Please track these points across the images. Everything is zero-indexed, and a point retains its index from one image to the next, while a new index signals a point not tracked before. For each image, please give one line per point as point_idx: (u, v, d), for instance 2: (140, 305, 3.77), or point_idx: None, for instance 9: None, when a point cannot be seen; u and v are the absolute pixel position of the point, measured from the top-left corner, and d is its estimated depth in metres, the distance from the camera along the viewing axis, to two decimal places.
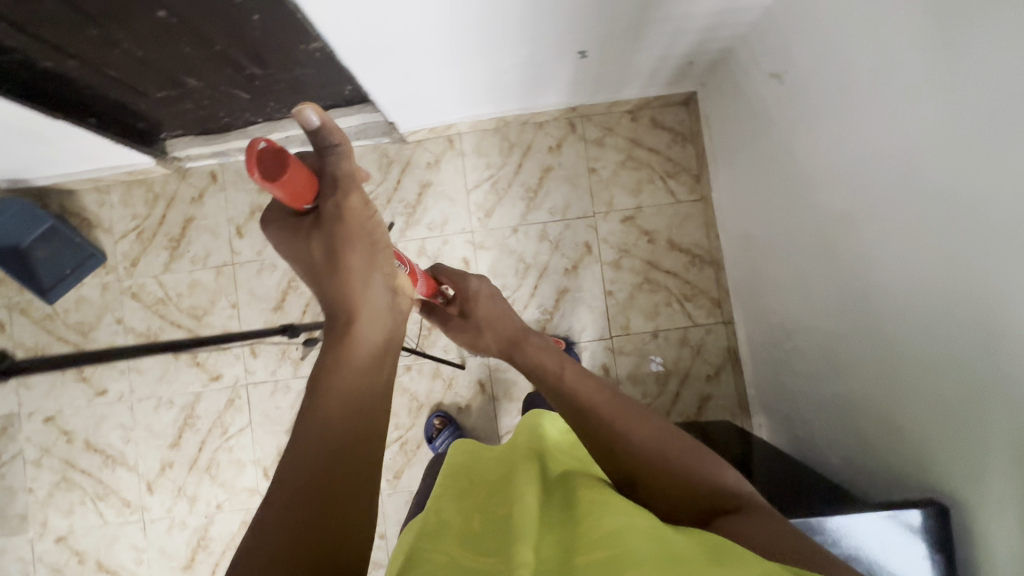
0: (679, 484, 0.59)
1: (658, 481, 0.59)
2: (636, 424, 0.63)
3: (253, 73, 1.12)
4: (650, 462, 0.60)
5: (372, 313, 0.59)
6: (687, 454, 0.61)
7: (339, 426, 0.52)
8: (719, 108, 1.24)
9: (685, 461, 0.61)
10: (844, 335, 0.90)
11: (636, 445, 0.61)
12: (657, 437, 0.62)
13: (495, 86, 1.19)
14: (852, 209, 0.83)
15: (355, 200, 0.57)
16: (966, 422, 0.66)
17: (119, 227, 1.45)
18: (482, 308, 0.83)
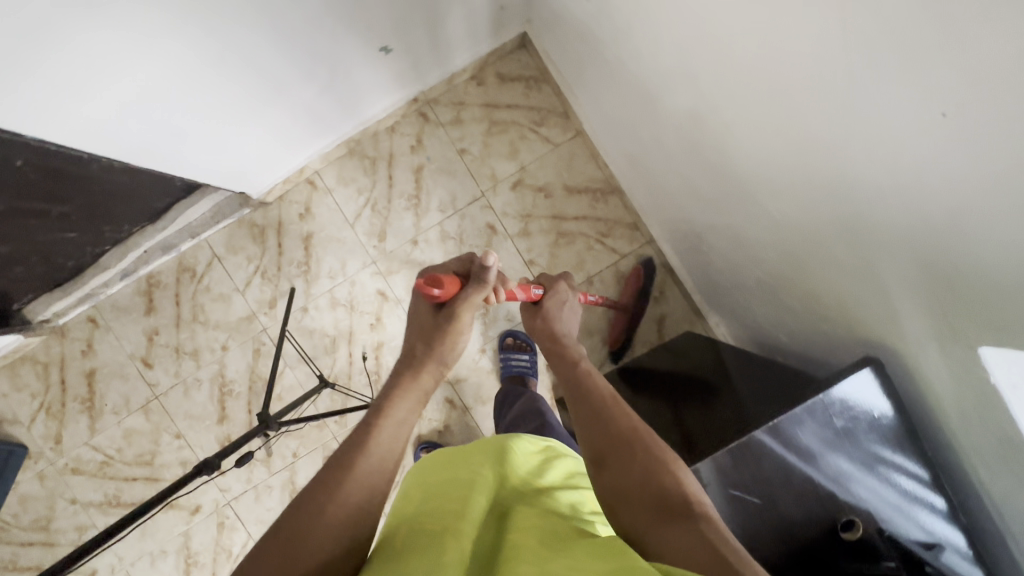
0: (634, 476, 0.54)
1: (615, 467, 0.55)
2: (623, 410, 0.60)
3: (64, 212, 1.01)
4: (615, 438, 0.58)
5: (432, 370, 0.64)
6: (658, 449, 0.56)
7: (363, 482, 0.50)
8: (552, 40, 1.18)
9: (650, 455, 0.55)
10: (743, 227, 0.88)
11: (609, 422, 0.59)
12: (634, 427, 0.58)
13: (318, 116, 1.11)
14: (696, 105, 0.80)
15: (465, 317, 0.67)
16: (868, 269, 0.65)
17: (24, 412, 1.34)
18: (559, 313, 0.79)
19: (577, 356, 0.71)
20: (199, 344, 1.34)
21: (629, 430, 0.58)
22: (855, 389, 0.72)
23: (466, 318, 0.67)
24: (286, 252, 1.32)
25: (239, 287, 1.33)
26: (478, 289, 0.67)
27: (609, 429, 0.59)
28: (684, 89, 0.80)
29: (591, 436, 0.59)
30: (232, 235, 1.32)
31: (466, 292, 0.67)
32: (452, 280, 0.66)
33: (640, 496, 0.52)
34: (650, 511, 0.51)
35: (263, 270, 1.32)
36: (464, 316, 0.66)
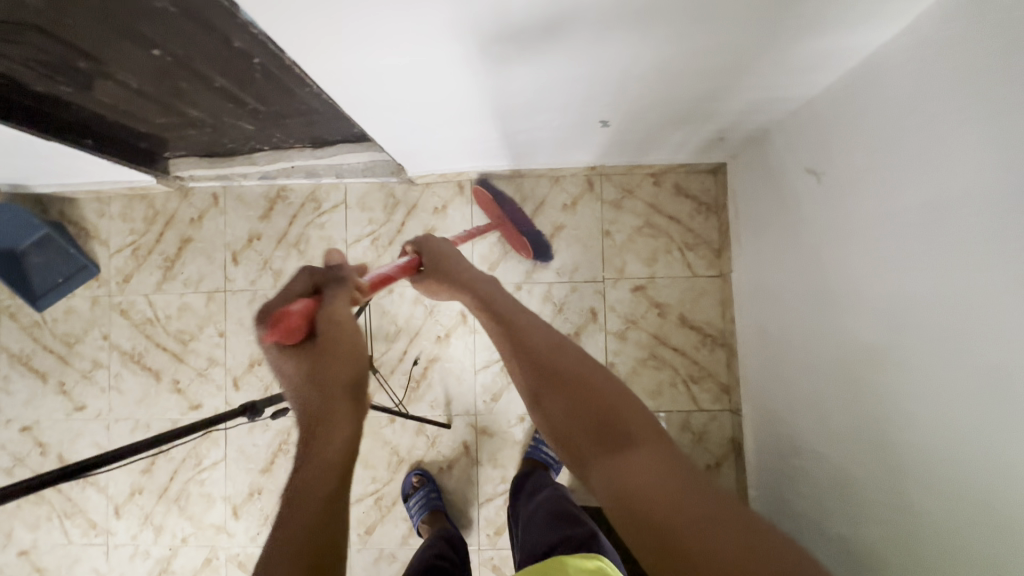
0: (572, 409, 0.52)
1: (553, 402, 0.53)
2: (542, 339, 0.59)
3: (256, 108, 1.07)
4: (547, 372, 0.55)
5: (347, 396, 0.50)
6: (591, 386, 0.53)
7: (299, 574, 0.42)
8: (748, 187, 1.15)
9: (583, 391, 0.53)
10: (855, 480, 0.81)
11: (538, 361, 0.57)
12: (565, 367, 0.55)
13: (508, 144, 1.12)
14: (884, 347, 0.73)
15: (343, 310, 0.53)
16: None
17: (115, 241, 1.41)
18: (431, 253, 0.80)
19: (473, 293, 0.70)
20: (286, 268, 1.36)
21: (560, 368, 0.55)
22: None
23: (347, 311, 0.54)
24: (404, 233, 1.34)
25: (347, 239, 1.36)
26: (343, 290, 0.55)
27: (543, 368, 0.56)
28: (881, 327, 0.74)
29: (527, 376, 0.57)
30: (369, 194, 1.36)
31: (326, 299, 0.53)
32: (302, 301, 0.51)
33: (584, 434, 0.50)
34: (590, 436, 0.49)
35: (376, 237, 1.35)
36: (342, 312, 0.53)
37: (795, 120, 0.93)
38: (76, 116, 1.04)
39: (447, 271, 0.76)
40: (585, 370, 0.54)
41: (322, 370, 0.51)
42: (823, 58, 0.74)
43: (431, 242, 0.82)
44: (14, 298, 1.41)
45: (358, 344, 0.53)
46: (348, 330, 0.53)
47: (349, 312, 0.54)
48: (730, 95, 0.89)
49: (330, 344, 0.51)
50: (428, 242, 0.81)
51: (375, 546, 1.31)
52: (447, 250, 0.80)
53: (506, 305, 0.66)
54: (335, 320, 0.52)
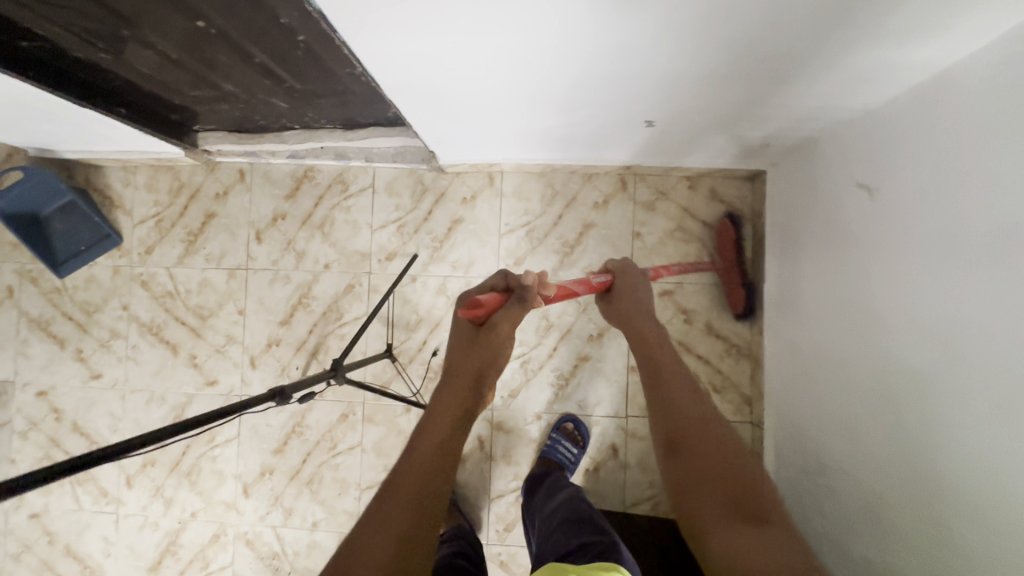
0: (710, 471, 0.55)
1: (690, 457, 0.57)
2: (693, 399, 0.64)
3: (292, 86, 1.05)
4: (690, 434, 0.59)
5: (472, 378, 0.67)
6: (740, 460, 0.55)
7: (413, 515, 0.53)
8: (787, 196, 1.12)
9: (727, 461, 0.55)
10: (889, 505, 0.79)
11: (688, 420, 0.61)
12: (717, 437, 0.58)
13: (546, 138, 1.10)
14: (932, 373, 0.71)
15: (506, 321, 0.68)
16: None
17: (139, 211, 1.40)
18: (626, 294, 0.84)
19: (645, 336, 0.76)
20: (310, 250, 1.35)
21: (706, 431, 0.59)
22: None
23: (511, 323, 0.68)
24: (431, 221, 1.32)
25: (373, 224, 1.34)
26: (520, 306, 0.68)
27: (690, 428, 0.60)
28: (930, 350, 0.72)
29: (670, 426, 0.61)
30: (397, 179, 1.34)
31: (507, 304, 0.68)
32: (492, 295, 0.67)
33: (715, 497, 0.53)
34: (724, 507, 0.52)
35: (402, 224, 1.33)
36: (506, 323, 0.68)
37: (848, 132, 0.90)
38: (111, 84, 1.02)
39: (628, 312, 0.81)
40: (736, 447, 0.57)
41: (470, 351, 0.69)
42: (891, 70, 0.71)
43: (630, 270, 0.88)
44: (35, 262, 1.41)
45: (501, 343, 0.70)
46: (504, 330, 0.68)
47: (509, 325, 0.68)
48: (784, 103, 0.86)
49: (489, 334, 0.68)
50: (629, 267, 0.88)
51: None
52: (644, 286, 0.85)
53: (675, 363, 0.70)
54: (500, 324, 0.67)
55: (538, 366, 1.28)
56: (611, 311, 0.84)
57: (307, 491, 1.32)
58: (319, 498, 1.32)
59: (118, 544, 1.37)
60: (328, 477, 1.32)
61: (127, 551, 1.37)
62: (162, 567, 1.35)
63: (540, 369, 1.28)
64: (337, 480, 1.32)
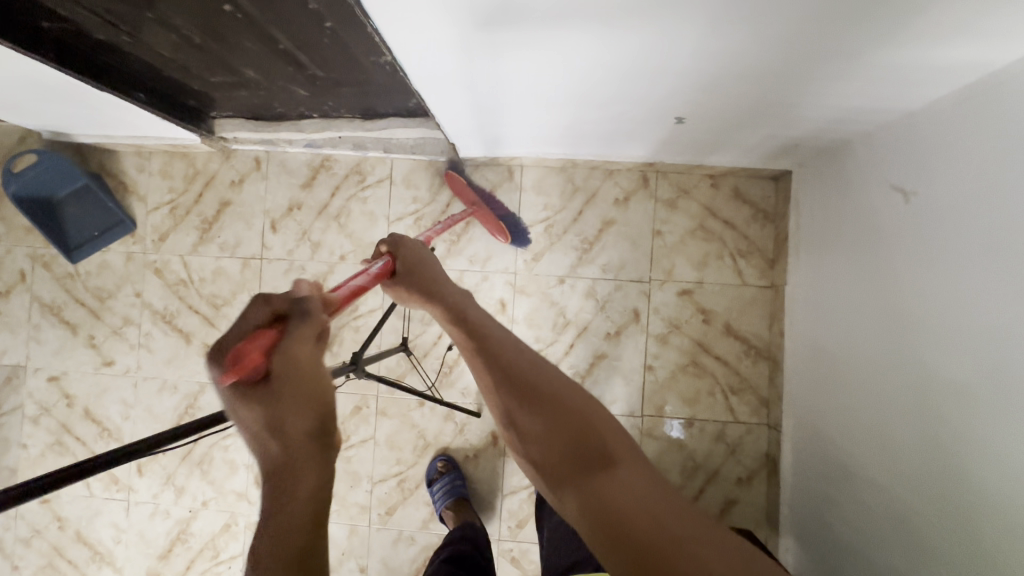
0: (551, 424, 0.48)
1: (533, 412, 0.50)
2: (510, 349, 0.55)
3: (315, 74, 1.03)
4: (517, 384, 0.51)
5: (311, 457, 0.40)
6: (573, 402, 0.49)
7: None
8: (816, 197, 1.10)
9: (564, 405, 0.49)
10: (917, 516, 0.78)
11: (513, 369, 0.52)
12: (546, 381, 0.51)
13: (570, 134, 1.08)
14: (967, 384, 0.70)
15: (302, 348, 0.43)
16: None
17: (154, 198, 1.38)
18: (405, 257, 0.70)
19: (443, 304, 0.63)
20: (325, 241, 1.33)
21: (531, 377, 0.52)
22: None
23: (310, 350, 0.43)
24: (449, 215, 1.30)
25: (390, 217, 1.32)
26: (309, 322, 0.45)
27: (518, 381, 0.52)
28: (965, 361, 0.71)
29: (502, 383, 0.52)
30: (415, 171, 1.32)
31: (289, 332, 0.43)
32: (261, 336, 0.41)
33: (566, 453, 0.47)
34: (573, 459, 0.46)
35: (419, 217, 1.31)
36: (301, 354, 0.43)
37: (889, 133, 0.87)
38: (131, 68, 1.00)
39: (418, 278, 0.68)
40: (567, 387, 0.51)
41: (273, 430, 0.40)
42: (936, 73, 0.69)
43: (405, 242, 0.72)
44: (48, 247, 1.40)
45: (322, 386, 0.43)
46: (306, 374, 0.42)
47: (312, 352, 0.43)
48: (822, 103, 0.84)
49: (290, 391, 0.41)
50: (403, 237, 0.72)
51: (394, 528, 1.31)
52: (419, 246, 0.72)
53: (478, 308, 0.59)
54: (291, 359, 0.42)
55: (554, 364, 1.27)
56: (404, 291, 0.69)
57: None
58: None
59: (128, 531, 1.37)
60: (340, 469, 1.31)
61: (137, 538, 1.37)
62: (172, 555, 1.35)
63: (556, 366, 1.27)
64: (350, 473, 1.31)
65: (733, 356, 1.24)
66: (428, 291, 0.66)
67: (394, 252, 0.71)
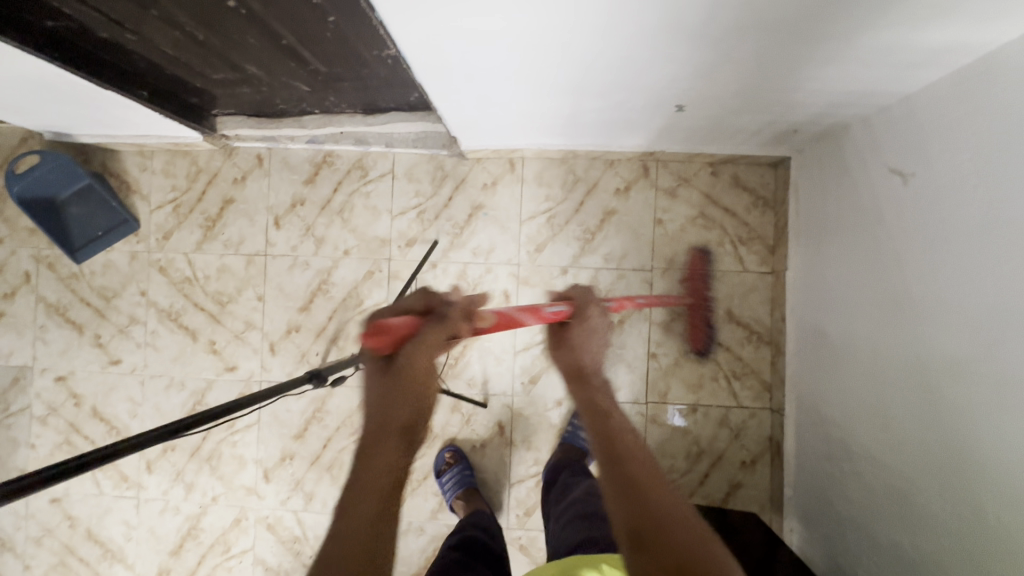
0: (674, 557, 0.51)
1: (655, 546, 0.52)
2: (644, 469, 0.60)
3: (316, 70, 1.04)
4: (648, 508, 0.55)
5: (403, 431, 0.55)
6: (700, 547, 0.52)
7: None
8: (815, 183, 1.11)
9: (690, 547, 0.52)
10: (919, 491, 0.79)
11: (644, 499, 0.56)
12: (675, 514, 0.55)
13: (571, 123, 1.09)
14: (968, 359, 0.71)
15: (425, 351, 0.54)
16: None
17: (156, 196, 1.38)
18: (580, 327, 0.77)
19: (598, 396, 0.70)
20: (329, 236, 1.34)
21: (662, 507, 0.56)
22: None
23: (430, 349, 0.54)
24: (451, 208, 1.31)
25: (393, 210, 1.33)
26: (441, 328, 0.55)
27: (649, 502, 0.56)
28: (966, 337, 0.72)
29: (626, 508, 0.56)
30: (416, 165, 1.32)
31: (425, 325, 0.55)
32: (402, 318, 0.53)
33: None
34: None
35: (422, 210, 1.32)
36: (424, 356, 0.54)
37: (885, 117, 0.89)
38: (133, 66, 1.01)
39: (580, 355, 0.75)
40: (693, 532, 0.54)
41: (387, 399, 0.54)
42: (933, 55, 0.70)
43: (591, 300, 0.81)
44: (52, 247, 1.40)
45: (428, 379, 0.55)
46: (422, 368, 0.54)
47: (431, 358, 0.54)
48: (819, 89, 0.85)
49: (406, 374, 0.54)
50: (590, 300, 0.80)
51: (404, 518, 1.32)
52: (603, 322, 0.79)
53: (619, 425, 0.64)
54: (416, 357, 0.54)
55: None
56: (560, 351, 0.76)
57: (328, 476, 1.33)
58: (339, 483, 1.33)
59: (139, 528, 1.38)
60: (348, 462, 1.33)
61: (148, 535, 1.38)
62: (183, 551, 1.36)
63: None
64: None
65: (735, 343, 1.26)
66: (579, 376, 0.73)
67: (575, 304, 0.79)
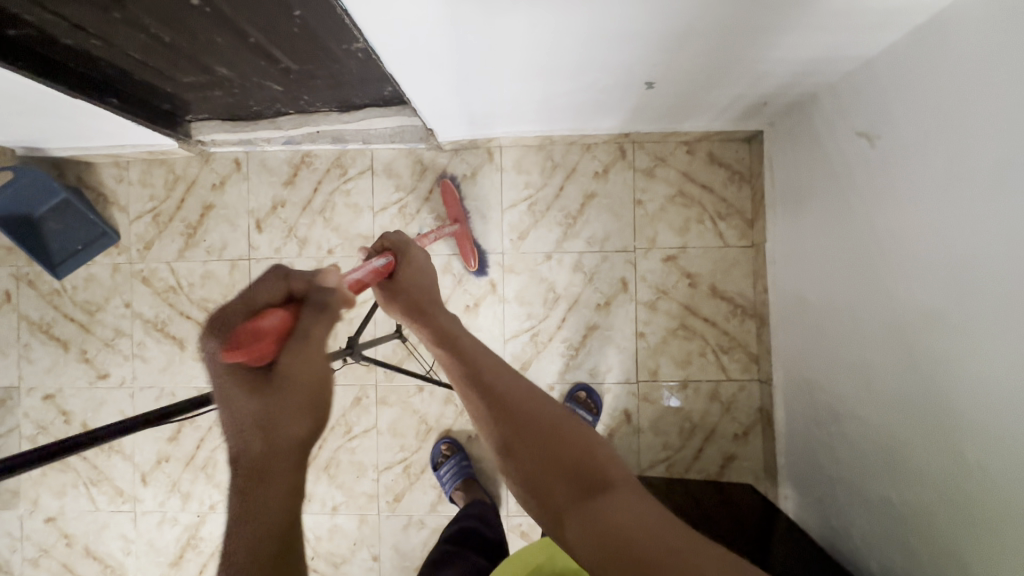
0: (550, 460, 0.51)
1: (532, 456, 0.52)
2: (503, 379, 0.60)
3: (287, 67, 1.04)
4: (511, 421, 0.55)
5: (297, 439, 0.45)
6: (576, 440, 0.53)
7: None
8: (788, 153, 1.13)
9: (562, 446, 0.52)
10: (905, 444, 0.81)
11: (508, 410, 0.56)
12: (533, 412, 0.56)
13: (545, 108, 1.10)
14: (943, 309, 0.73)
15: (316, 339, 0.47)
16: None
17: (135, 207, 1.37)
18: (406, 271, 0.77)
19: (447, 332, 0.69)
20: (312, 236, 1.34)
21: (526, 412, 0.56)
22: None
23: (315, 341, 0.47)
24: (433, 200, 1.31)
25: (374, 207, 1.33)
26: (322, 313, 0.48)
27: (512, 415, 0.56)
28: (940, 287, 0.73)
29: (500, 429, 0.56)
30: (395, 160, 1.33)
31: (302, 317, 0.47)
32: (277, 315, 0.45)
33: (561, 483, 0.50)
34: (573, 490, 0.49)
35: (403, 204, 1.32)
36: (310, 345, 0.46)
37: (850, 84, 0.91)
38: (100, 73, 1.00)
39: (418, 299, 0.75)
40: (551, 417, 0.55)
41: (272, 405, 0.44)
42: (891, 15, 0.72)
43: (409, 243, 0.79)
44: (31, 265, 1.39)
45: (321, 386, 0.47)
46: (308, 373, 0.46)
47: (316, 345, 0.47)
48: (783, 57, 0.86)
49: (294, 378, 0.45)
50: (407, 245, 0.78)
51: (404, 514, 1.32)
52: (420, 257, 0.79)
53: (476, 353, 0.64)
54: (297, 353, 0.46)
55: (548, 339, 1.29)
56: (396, 298, 0.76)
57: (325, 476, 1.33)
58: (337, 482, 1.33)
59: (137, 542, 1.37)
60: (345, 461, 1.33)
61: (147, 548, 1.36)
62: (184, 561, 1.36)
63: (550, 341, 1.29)
64: (355, 465, 1.32)
65: (720, 318, 1.27)
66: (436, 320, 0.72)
67: (397, 253, 0.78)
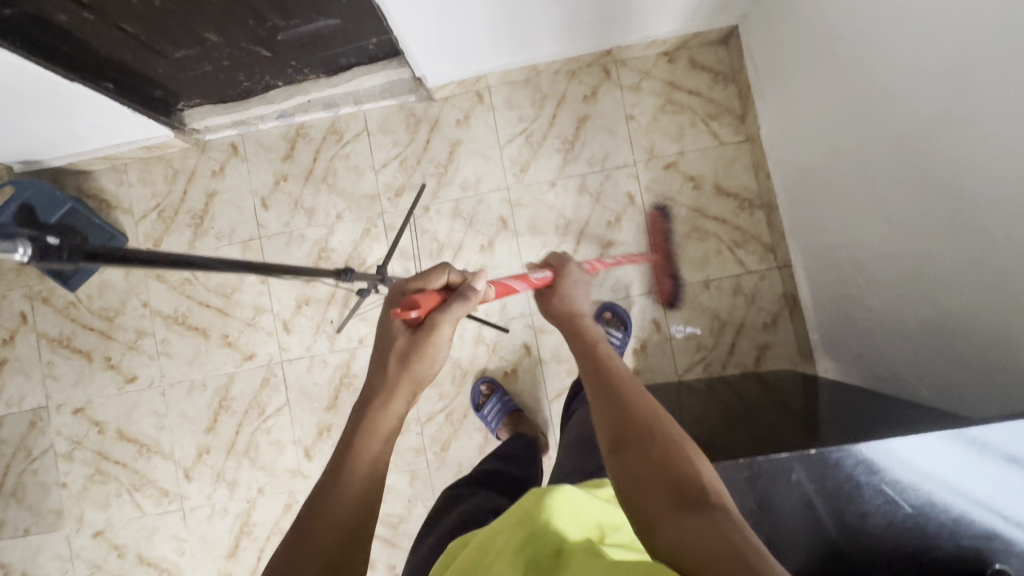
0: (646, 463, 0.48)
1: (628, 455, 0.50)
2: (634, 393, 0.56)
3: (275, 26, 1.05)
4: (624, 422, 0.53)
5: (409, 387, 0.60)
6: (677, 453, 0.49)
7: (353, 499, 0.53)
8: (766, 36, 1.17)
9: (663, 456, 0.48)
10: (933, 258, 0.83)
11: (625, 410, 0.54)
12: (647, 421, 0.52)
13: (529, 29, 1.12)
14: (943, 114, 0.75)
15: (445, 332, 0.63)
16: None
17: (139, 207, 1.38)
18: (567, 283, 0.81)
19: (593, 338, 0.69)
20: (318, 205, 1.35)
21: (641, 420, 0.53)
22: (908, 444, 0.62)
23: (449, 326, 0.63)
24: (431, 150, 1.34)
25: (375, 165, 1.35)
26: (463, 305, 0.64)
27: (628, 416, 0.53)
28: (936, 94, 0.76)
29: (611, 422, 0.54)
30: (389, 118, 1.35)
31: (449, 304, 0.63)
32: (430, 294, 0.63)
33: (658, 493, 0.46)
34: (670, 501, 0.44)
35: (403, 158, 1.34)
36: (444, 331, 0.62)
37: None
38: (93, 55, 1.02)
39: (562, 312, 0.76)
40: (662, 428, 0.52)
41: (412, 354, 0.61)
42: None
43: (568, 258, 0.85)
44: (44, 282, 1.38)
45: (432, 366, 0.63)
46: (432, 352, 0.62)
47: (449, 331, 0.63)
48: None
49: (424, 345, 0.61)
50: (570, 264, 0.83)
51: (453, 463, 1.32)
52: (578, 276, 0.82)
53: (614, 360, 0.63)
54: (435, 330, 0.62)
55: None
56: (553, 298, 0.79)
57: None
58: None
59: (190, 540, 1.35)
60: None
61: (201, 544, 1.34)
62: (240, 551, 1.33)
63: None
64: None
65: (729, 216, 1.30)
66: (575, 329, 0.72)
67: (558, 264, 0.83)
